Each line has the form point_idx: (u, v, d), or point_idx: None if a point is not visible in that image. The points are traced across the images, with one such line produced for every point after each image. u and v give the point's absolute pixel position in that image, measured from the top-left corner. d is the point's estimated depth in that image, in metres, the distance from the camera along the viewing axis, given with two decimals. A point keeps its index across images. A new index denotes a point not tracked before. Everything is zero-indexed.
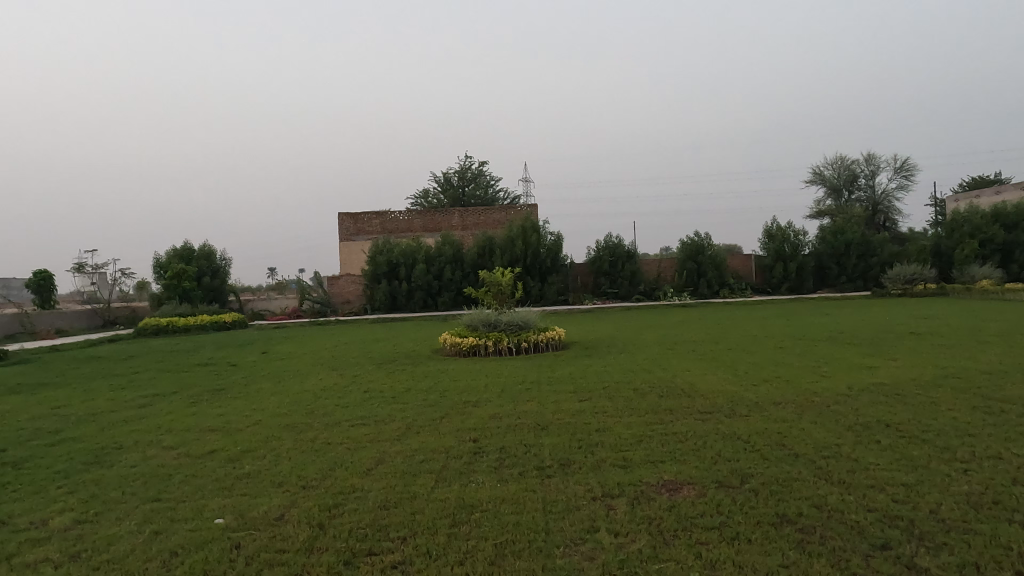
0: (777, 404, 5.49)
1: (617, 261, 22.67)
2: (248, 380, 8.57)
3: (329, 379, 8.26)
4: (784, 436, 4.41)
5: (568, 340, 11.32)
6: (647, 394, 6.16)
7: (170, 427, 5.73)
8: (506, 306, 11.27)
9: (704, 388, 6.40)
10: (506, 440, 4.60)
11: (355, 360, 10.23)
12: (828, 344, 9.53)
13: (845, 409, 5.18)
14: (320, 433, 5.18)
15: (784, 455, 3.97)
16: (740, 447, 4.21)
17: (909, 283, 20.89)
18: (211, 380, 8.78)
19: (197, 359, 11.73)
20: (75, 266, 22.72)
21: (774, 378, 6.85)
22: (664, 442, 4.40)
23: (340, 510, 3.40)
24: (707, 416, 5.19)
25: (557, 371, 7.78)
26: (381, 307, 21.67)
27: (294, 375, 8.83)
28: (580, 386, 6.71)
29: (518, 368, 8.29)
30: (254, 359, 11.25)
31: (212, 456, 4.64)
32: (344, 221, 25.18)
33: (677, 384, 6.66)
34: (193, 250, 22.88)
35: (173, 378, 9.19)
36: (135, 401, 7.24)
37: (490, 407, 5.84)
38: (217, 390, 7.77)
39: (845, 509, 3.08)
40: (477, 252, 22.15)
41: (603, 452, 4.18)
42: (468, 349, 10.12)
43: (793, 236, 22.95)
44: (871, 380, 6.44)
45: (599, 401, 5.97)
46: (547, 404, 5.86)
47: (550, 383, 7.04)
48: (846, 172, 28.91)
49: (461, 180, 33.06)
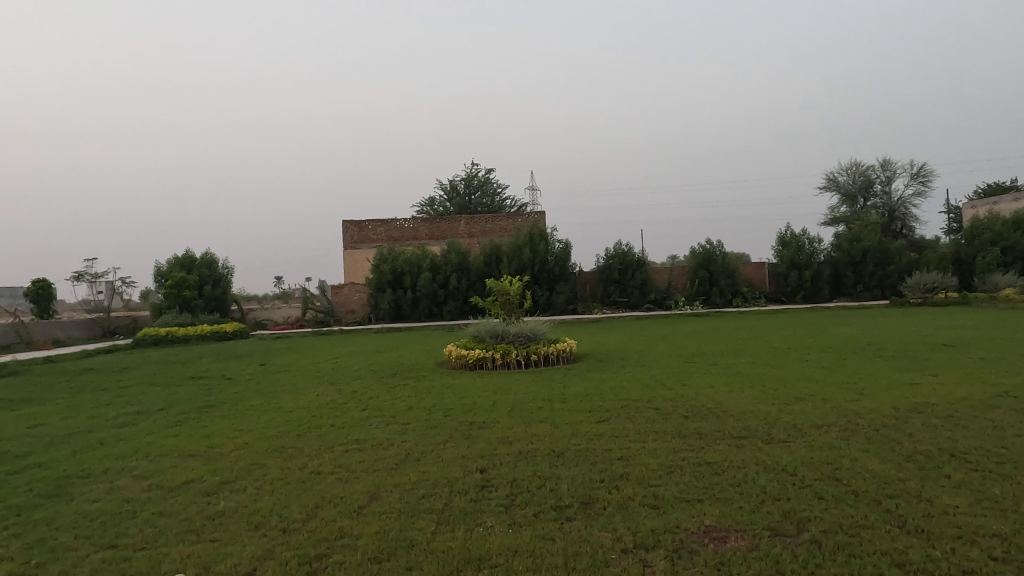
0: (820, 428, 4.93)
1: (627, 268, 22.08)
2: (240, 396, 8.08)
3: (326, 395, 7.75)
4: (836, 468, 3.86)
5: (580, 352, 10.79)
6: (671, 415, 5.61)
7: (146, 451, 5.22)
8: (514, 316, 10.73)
9: (733, 408, 5.84)
10: (518, 471, 4.07)
11: (356, 373, 9.72)
12: (857, 356, 8.96)
13: (898, 434, 4.62)
14: (309, 460, 4.66)
15: (842, 493, 3.42)
16: (789, 482, 3.65)
17: (929, 291, 20.22)
18: (202, 396, 8.28)
19: (193, 371, 11.25)
20: (75, 276, 22.36)
21: (807, 396, 6.29)
22: (699, 475, 3.86)
23: (322, 563, 2.87)
24: (743, 442, 4.63)
25: (571, 388, 7.24)
26: (386, 316, 21.21)
27: (290, 391, 8.32)
28: (596, 405, 6.17)
29: (527, 384, 7.74)
30: (252, 372, 10.78)
31: (187, 488, 4.13)
32: (349, 229, 24.72)
33: (701, 404, 6.11)
34: (194, 259, 22.48)
35: (163, 393, 8.70)
36: (118, 420, 6.77)
37: (499, 429, 5.31)
38: (206, 408, 7.26)
39: (934, 569, 2.54)
40: (484, 260, 21.64)
41: (631, 488, 3.64)
42: (474, 362, 9.58)
43: (807, 244, 22.38)
44: (917, 399, 5.87)
45: (618, 423, 5.43)
46: (561, 427, 5.32)
47: (563, 401, 6.52)
48: (861, 178, 28.32)
49: (467, 187, 32.63)
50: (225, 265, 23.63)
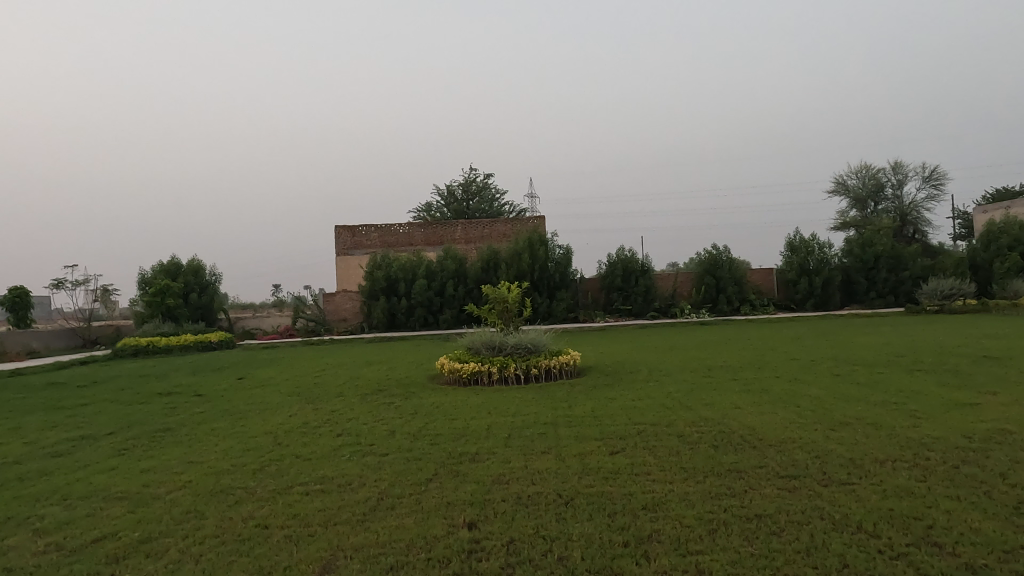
0: (886, 464, 4.07)
1: (630, 275, 21.22)
2: (203, 417, 7.18)
3: (299, 417, 6.86)
4: (930, 526, 3.02)
5: (584, 366, 9.91)
6: (698, 446, 4.73)
7: (65, 492, 4.32)
8: (513, 326, 9.82)
9: (771, 436, 4.96)
10: (517, 528, 3.22)
11: (338, 389, 8.83)
12: (892, 370, 8.10)
13: (987, 473, 3.76)
14: (258, 508, 3.77)
15: (952, 570, 2.57)
16: (874, 548, 2.80)
17: (947, 298, 19.32)
18: (162, 416, 7.38)
19: (163, 385, 10.36)
20: (56, 284, 21.44)
21: (853, 419, 5.41)
22: (751, 535, 3.00)
23: None
24: (793, 484, 3.78)
25: (577, 409, 6.36)
26: (379, 325, 20.30)
27: (260, 411, 7.41)
28: (609, 431, 5.29)
29: (527, 403, 6.86)
30: (226, 387, 9.88)
31: (93, 550, 3.23)
32: (341, 234, 23.88)
33: (731, 430, 5.23)
34: (180, 265, 21.58)
35: (122, 412, 7.82)
36: (58, 447, 5.89)
37: (493, 465, 4.42)
38: (161, 432, 6.36)
39: None
40: (481, 266, 20.77)
41: (665, 557, 2.79)
42: (469, 377, 8.70)
43: (818, 249, 21.54)
44: (985, 423, 5.01)
45: (636, 454, 4.55)
46: (569, 460, 4.45)
47: (568, 424, 5.64)
48: (871, 181, 27.56)
49: (465, 193, 31.83)
50: (213, 272, 22.71)
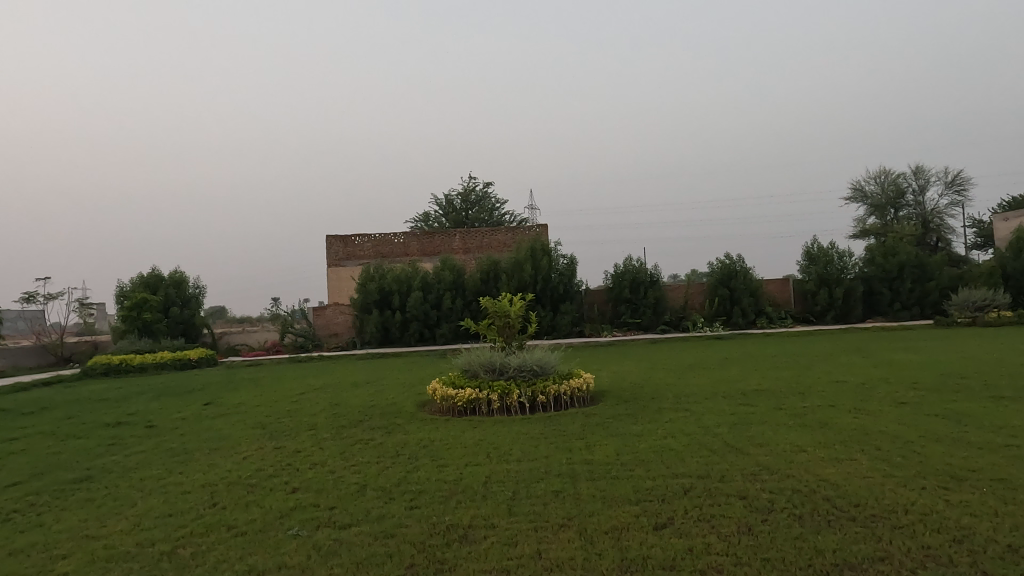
0: None
1: (639, 285, 19.97)
2: (138, 459, 5.85)
3: (255, 460, 5.56)
4: None
5: (598, 391, 8.62)
6: (777, 518, 3.40)
7: None
8: (514, 344, 8.50)
9: (868, 500, 3.66)
10: None
11: (313, 420, 7.51)
12: (968, 396, 6.78)
13: None
14: None
15: None
16: None
17: (979, 309, 17.96)
18: (91, 457, 6.07)
19: (117, 414, 9.03)
20: (28, 298, 20.06)
21: (970, 472, 4.09)
22: None
23: None
24: None
25: (599, 452, 5.04)
26: (372, 341, 19.03)
27: (213, 450, 6.11)
28: (646, 490, 3.98)
29: (534, 442, 5.55)
30: (186, 416, 8.56)
31: None
32: (333, 244, 22.60)
33: (812, 488, 3.91)
34: (161, 277, 20.30)
35: (47, 451, 6.51)
36: None
37: (491, 551, 3.12)
38: (77, 483, 5.05)
39: None
40: (480, 277, 19.49)
41: None
42: (465, 406, 7.41)
43: (837, 258, 20.26)
44: None
45: (695, 532, 3.25)
46: (600, 543, 3.16)
47: (591, 477, 4.33)
48: (891, 186, 26.41)
49: (464, 202, 30.66)
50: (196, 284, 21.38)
